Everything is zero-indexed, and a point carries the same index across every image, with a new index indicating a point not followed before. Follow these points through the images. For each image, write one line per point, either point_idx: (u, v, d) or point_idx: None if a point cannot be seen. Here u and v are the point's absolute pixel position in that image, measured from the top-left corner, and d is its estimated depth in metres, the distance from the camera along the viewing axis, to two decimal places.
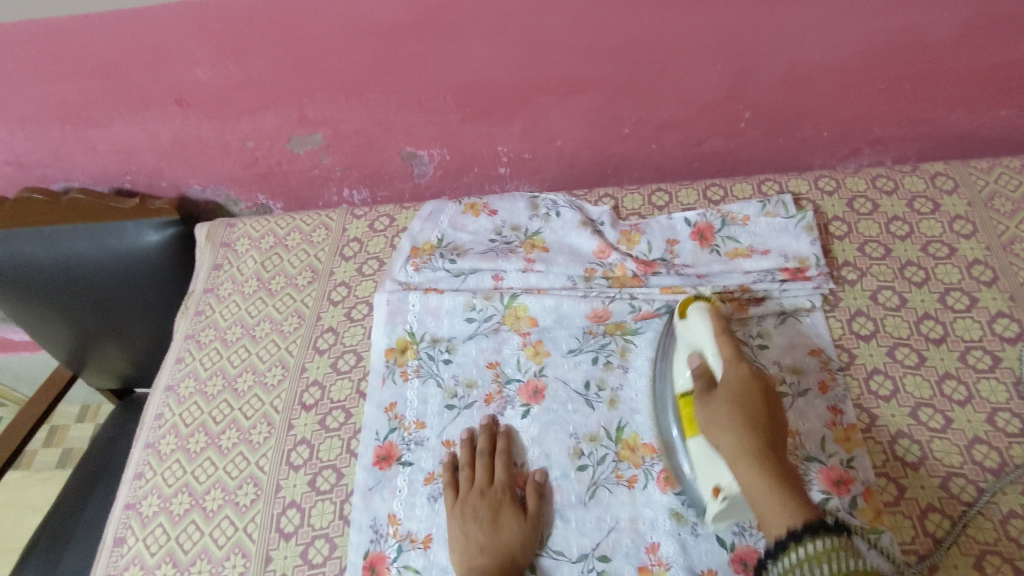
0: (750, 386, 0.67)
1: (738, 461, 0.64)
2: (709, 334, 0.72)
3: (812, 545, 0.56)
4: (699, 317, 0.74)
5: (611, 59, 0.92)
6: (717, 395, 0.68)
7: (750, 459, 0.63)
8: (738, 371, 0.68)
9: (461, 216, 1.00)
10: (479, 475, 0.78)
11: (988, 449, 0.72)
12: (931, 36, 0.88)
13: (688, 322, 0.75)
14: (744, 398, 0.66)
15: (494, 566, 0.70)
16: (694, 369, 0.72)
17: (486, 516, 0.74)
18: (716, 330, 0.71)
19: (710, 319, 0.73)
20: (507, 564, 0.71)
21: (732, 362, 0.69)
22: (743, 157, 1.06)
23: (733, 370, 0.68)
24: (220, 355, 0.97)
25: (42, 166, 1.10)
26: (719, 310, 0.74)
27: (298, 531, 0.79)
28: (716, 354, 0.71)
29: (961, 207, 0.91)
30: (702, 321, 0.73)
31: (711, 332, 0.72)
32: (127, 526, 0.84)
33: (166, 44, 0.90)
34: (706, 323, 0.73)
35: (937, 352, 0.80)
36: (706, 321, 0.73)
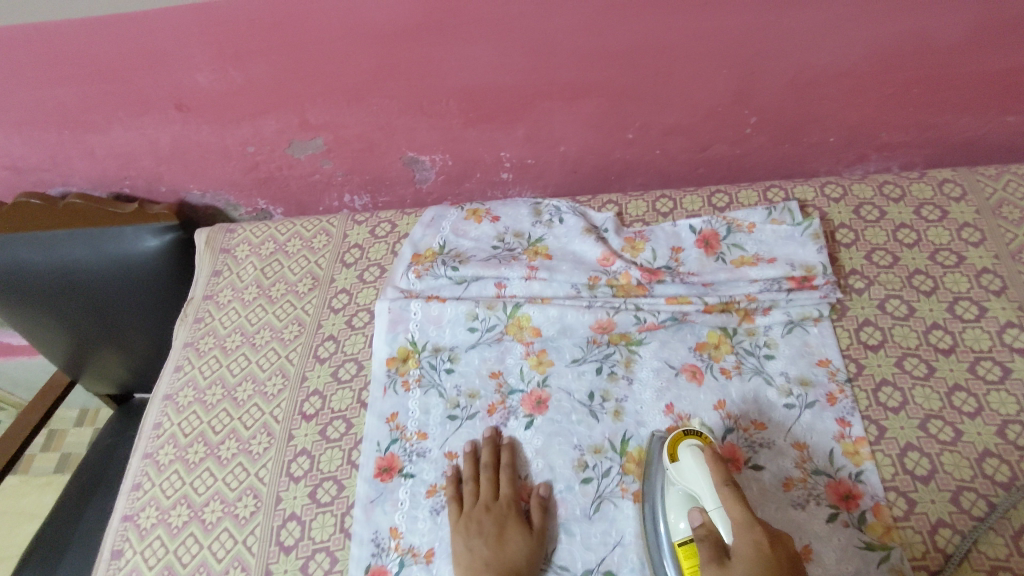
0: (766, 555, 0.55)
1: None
2: (709, 483, 0.64)
3: None
4: (693, 461, 0.67)
5: (616, 63, 0.91)
6: (732, 574, 0.55)
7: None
8: (747, 532, 0.57)
9: (463, 223, 0.99)
10: (484, 488, 0.77)
11: (999, 462, 0.71)
12: (941, 41, 0.87)
13: (682, 463, 0.68)
14: (757, 570, 0.54)
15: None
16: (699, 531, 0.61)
17: (490, 530, 0.73)
18: (715, 483, 0.62)
19: (707, 466, 0.65)
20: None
21: (743, 524, 0.57)
22: (748, 163, 1.05)
23: (745, 537, 0.56)
24: (219, 364, 0.96)
25: (39, 171, 1.09)
26: (718, 453, 0.66)
27: (298, 544, 0.78)
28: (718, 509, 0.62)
29: (969, 215, 0.90)
30: (698, 467, 0.66)
31: (710, 480, 0.64)
32: (125, 538, 0.83)
33: (165, 48, 0.89)
34: (704, 471, 0.65)
35: (947, 363, 0.79)
36: (702, 464, 0.66)
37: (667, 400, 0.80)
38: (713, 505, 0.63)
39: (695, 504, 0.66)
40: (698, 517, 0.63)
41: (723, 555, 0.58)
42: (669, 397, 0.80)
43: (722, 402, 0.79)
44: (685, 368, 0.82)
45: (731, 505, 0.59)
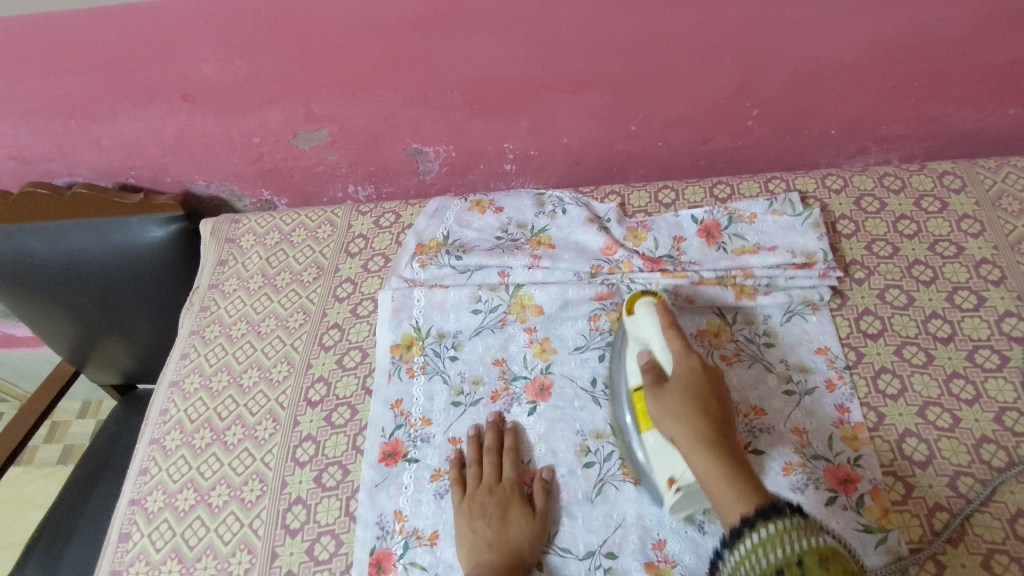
0: (697, 376, 0.67)
1: (682, 444, 0.63)
2: (658, 329, 0.73)
3: (766, 529, 0.53)
4: (646, 312, 0.75)
5: (618, 56, 0.91)
6: (669, 388, 0.67)
7: (697, 446, 0.62)
8: (682, 361, 0.68)
9: (467, 213, 1.00)
10: (487, 472, 0.78)
11: (996, 448, 0.72)
12: (941, 33, 0.88)
13: (636, 318, 0.76)
14: (687, 387, 0.66)
15: (503, 561, 0.70)
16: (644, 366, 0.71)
17: (495, 512, 0.74)
18: (663, 325, 0.72)
19: (659, 315, 0.74)
20: (515, 559, 0.70)
21: (678, 355, 0.69)
22: (750, 155, 1.06)
23: (682, 362, 0.68)
24: (225, 351, 0.97)
25: (46, 161, 1.10)
26: (666, 309, 0.75)
27: (303, 527, 0.79)
28: (664, 345, 0.71)
29: (969, 206, 0.91)
30: (650, 318, 0.74)
31: (659, 329, 0.73)
32: (132, 522, 0.84)
33: (172, 39, 0.90)
34: (657, 319, 0.73)
35: (946, 352, 0.80)
36: (654, 315, 0.74)
37: None
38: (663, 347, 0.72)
39: (644, 349, 0.74)
40: (644, 360, 0.72)
41: (663, 380, 0.69)
42: None
43: None
44: None
45: (672, 338, 0.71)
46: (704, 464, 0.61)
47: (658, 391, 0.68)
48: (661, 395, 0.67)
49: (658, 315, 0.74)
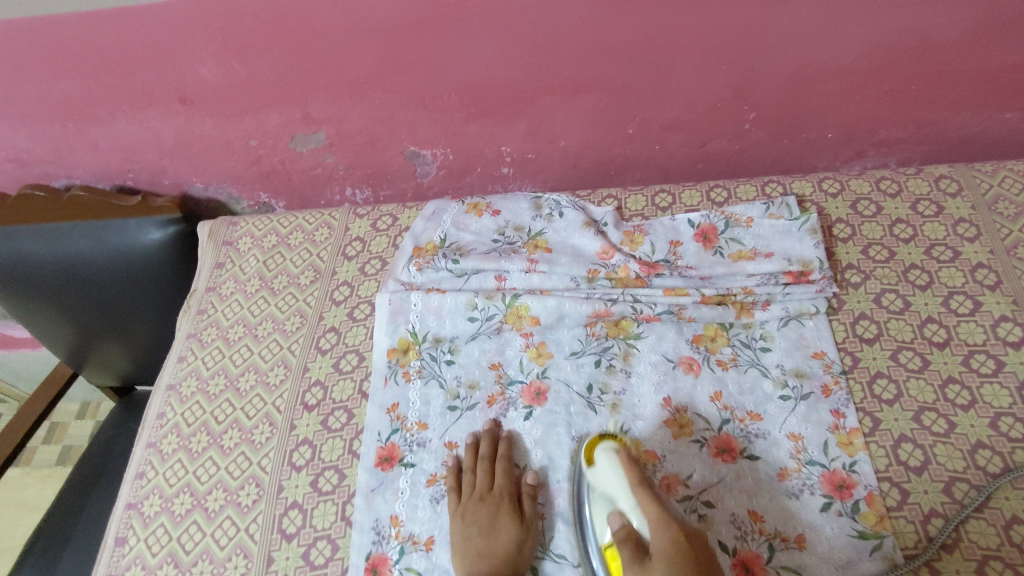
0: (679, 546, 0.63)
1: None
2: (625, 488, 0.72)
3: None
4: (610, 465, 0.74)
5: (616, 59, 0.91)
6: (648, 563, 0.64)
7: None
8: (659, 528, 0.65)
9: (464, 217, 1.00)
10: (481, 480, 0.77)
11: (991, 454, 0.72)
12: (938, 38, 0.88)
13: (600, 469, 0.74)
14: (669, 553, 0.62)
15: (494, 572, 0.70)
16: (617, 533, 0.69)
17: (486, 522, 0.74)
18: (632, 485, 0.71)
19: (625, 471, 0.73)
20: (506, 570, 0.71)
21: (655, 521, 0.66)
22: (747, 158, 1.06)
23: (658, 532, 0.65)
24: (222, 354, 0.97)
25: (43, 164, 1.10)
26: (629, 456, 0.74)
27: (300, 532, 0.79)
28: (637, 512, 0.70)
29: (966, 210, 0.91)
30: (616, 474, 0.73)
31: (626, 486, 0.72)
32: (129, 525, 0.84)
33: (169, 42, 0.90)
34: (625, 476, 0.72)
35: (941, 357, 0.80)
36: (619, 470, 0.73)
37: (665, 392, 0.81)
38: (630, 509, 0.71)
39: (613, 508, 0.72)
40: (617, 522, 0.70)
41: (641, 552, 0.66)
42: (667, 389, 0.81)
43: (718, 394, 0.80)
44: (682, 361, 0.83)
45: (647, 503, 0.68)
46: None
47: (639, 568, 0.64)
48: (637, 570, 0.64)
49: (623, 468, 0.73)
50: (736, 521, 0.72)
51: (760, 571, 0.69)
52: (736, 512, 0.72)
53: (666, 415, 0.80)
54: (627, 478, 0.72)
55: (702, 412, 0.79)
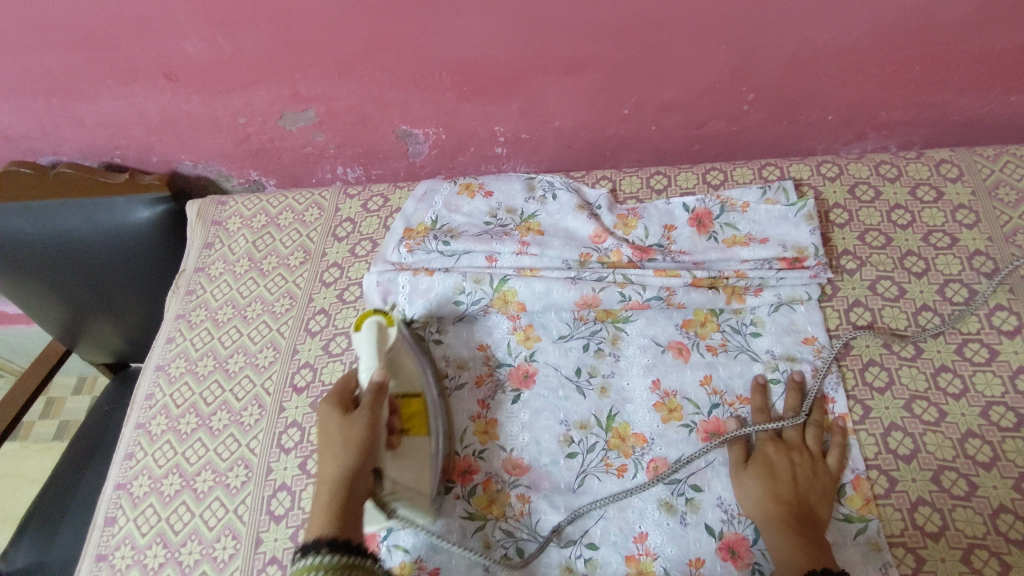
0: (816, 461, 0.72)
1: (423, 493, 0.72)
2: (373, 351, 0.74)
3: None
4: (366, 334, 0.76)
5: (611, 37, 0.89)
6: (756, 455, 0.74)
7: (434, 478, 0.74)
8: (420, 382, 0.78)
9: (456, 198, 0.98)
10: (333, 423, 0.67)
11: (981, 443, 0.72)
12: (943, 18, 0.85)
13: (360, 335, 0.76)
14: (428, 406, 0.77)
15: (341, 508, 0.61)
16: (374, 382, 0.70)
17: (331, 448, 0.65)
18: (383, 351, 0.75)
19: (379, 338, 0.75)
20: (351, 507, 0.62)
21: (411, 374, 0.78)
22: (745, 140, 1.04)
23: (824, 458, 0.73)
24: (211, 336, 0.96)
25: (30, 140, 1.08)
26: (388, 332, 0.77)
27: (288, 514, 0.79)
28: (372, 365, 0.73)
29: (965, 196, 0.89)
30: (369, 344, 0.75)
31: (374, 350, 0.74)
32: (118, 506, 0.84)
33: (152, 16, 0.88)
34: (382, 344, 0.75)
35: (935, 345, 0.79)
36: (371, 335, 0.75)
37: (654, 376, 0.81)
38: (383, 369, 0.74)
39: (364, 362, 0.73)
40: (377, 372, 0.71)
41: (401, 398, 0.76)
42: (656, 373, 0.81)
43: (708, 378, 0.80)
44: (671, 345, 0.83)
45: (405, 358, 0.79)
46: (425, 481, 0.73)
47: (350, 415, 0.68)
48: (363, 413, 0.68)
49: (375, 338, 0.75)
50: (723, 504, 0.72)
51: (745, 553, 0.70)
52: (723, 496, 0.73)
53: (656, 399, 0.79)
54: (381, 347, 0.75)
55: (691, 397, 0.79)
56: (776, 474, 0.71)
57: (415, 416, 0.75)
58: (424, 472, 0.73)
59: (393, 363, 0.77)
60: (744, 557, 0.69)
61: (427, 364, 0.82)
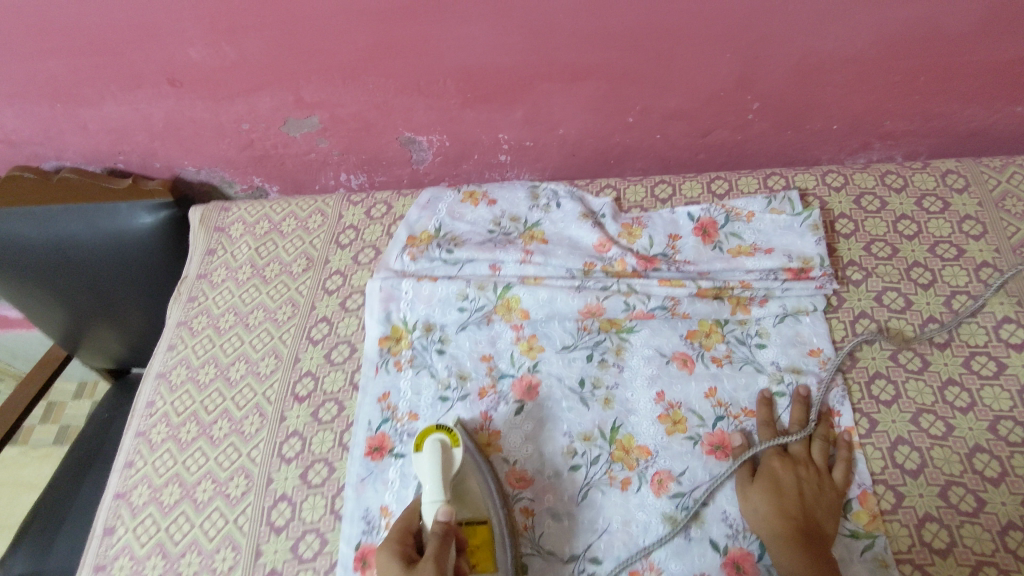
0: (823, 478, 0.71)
1: None
2: (439, 481, 0.70)
3: None
4: (428, 459, 0.71)
5: (616, 45, 0.89)
6: (761, 470, 0.73)
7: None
8: (484, 509, 0.74)
9: (459, 206, 0.98)
10: (396, 575, 0.61)
11: (989, 458, 0.71)
12: (950, 28, 0.85)
13: (421, 459, 0.72)
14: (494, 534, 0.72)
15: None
16: (438, 524, 0.65)
17: None
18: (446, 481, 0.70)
19: (442, 464, 0.71)
20: None
21: (476, 498, 0.74)
22: (750, 149, 1.03)
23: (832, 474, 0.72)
24: (212, 343, 0.96)
25: (33, 145, 1.08)
26: (451, 455, 0.72)
27: (289, 525, 0.78)
28: (437, 501, 0.68)
29: (972, 207, 0.89)
30: (434, 470, 0.70)
31: (438, 479, 0.70)
32: (117, 515, 0.84)
33: (157, 22, 0.88)
34: (445, 474, 0.71)
35: (941, 357, 0.79)
36: (434, 460, 0.71)
37: (658, 388, 0.80)
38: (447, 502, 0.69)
39: (428, 497, 0.69)
40: (440, 511, 0.66)
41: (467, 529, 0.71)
42: (660, 385, 0.80)
43: (712, 390, 0.79)
44: (676, 356, 0.82)
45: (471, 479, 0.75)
46: None
47: (413, 567, 0.61)
48: (427, 564, 0.61)
49: (437, 462, 0.71)
50: (728, 519, 0.72)
51: (750, 569, 0.69)
52: (728, 510, 0.72)
53: (660, 411, 0.79)
54: (444, 472, 0.71)
55: (696, 409, 0.78)
56: (781, 489, 0.70)
57: (482, 548, 0.71)
58: None
59: (458, 492, 0.74)
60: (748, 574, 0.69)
61: (492, 483, 0.75)
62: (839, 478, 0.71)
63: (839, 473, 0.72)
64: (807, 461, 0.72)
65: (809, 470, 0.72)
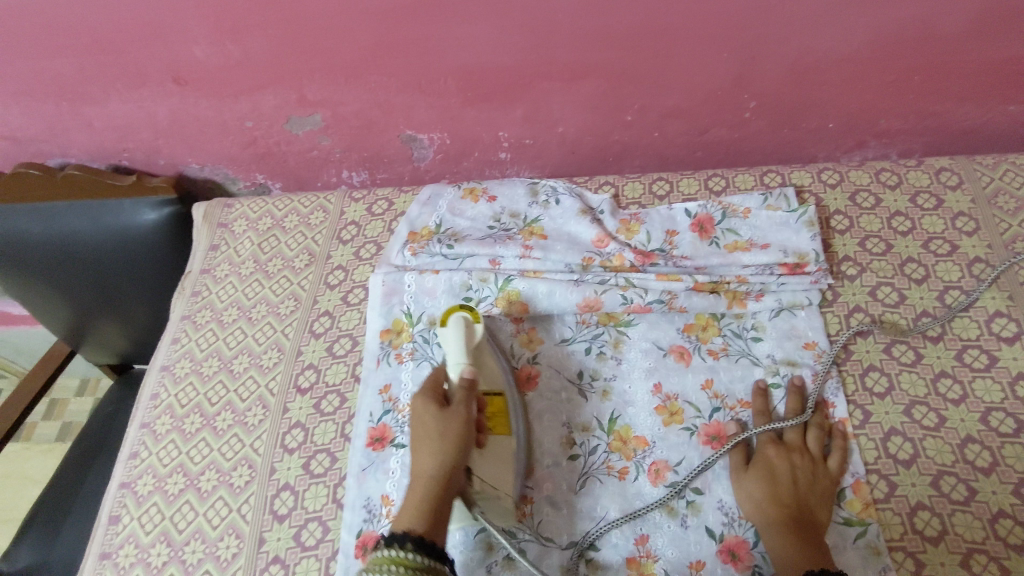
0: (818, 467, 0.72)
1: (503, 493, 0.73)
2: (462, 347, 0.72)
3: None
4: (455, 325, 0.73)
5: (614, 44, 0.90)
6: (756, 458, 0.74)
7: (516, 477, 0.75)
8: (501, 379, 0.78)
9: (460, 202, 0.99)
10: (427, 415, 0.68)
11: (980, 448, 0.72)
12: (943, 28, 0.86)
13: (444, 330, 0.74)
14: (509, 404, 0.77)
15: (434, 507, 0.63)
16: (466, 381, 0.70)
17: (425, 444, 0.67)
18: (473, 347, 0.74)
19: (467, 333, 0.73)
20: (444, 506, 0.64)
21: (494, 371, 0.78)
22: (747, 147, 1.05)
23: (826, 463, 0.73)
24: (216, 336, 0.97)
25: (39, 142, 1.09)
26: (477, 326, 0.75)
27: (291, 513, 0.79)
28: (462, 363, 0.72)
29: (964, 203, 0.90)
30: (459, 337, 0.72)
31: (464, 344, 0.72)
32: (122, 504, 0.85)
33: (162, 21, 0.89)
34: (469, 341, 0.73)
35: (934, 350, 0.80)
36: (459, 330, 0.73)
37: (656, 379, 0.82)
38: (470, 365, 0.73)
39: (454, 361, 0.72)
40: (467, 371, 0.71)
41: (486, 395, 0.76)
42: (657, 377, 0.82)
43: (709, 382, 0.80)
44: (673, 349, 0.84)
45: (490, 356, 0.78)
46: (507, 481, 0.74)
47: (446, 411, 0.68)
48: (457, 412, 0.68)
49: (462, 330, 0.73)
50: (724, 508, 0.73)
51: (745, 556, 0.70)
52: (724, 499, 0.73)
53: (657, 402, 0.80)
54: (471, 339, 0.74)
55: (692, 401, 0.79)
56: (776, 477, 0.71)
57: (498, 415, 0.76)
58: (507, 471, 0.74)
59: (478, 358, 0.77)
60: (743, 560, 0.70)
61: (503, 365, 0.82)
62: (832, 467, 0.72)
63: (833, 463, 0.73)
64: (802, 449, 0.74)
65: (805, 458, 0.73)
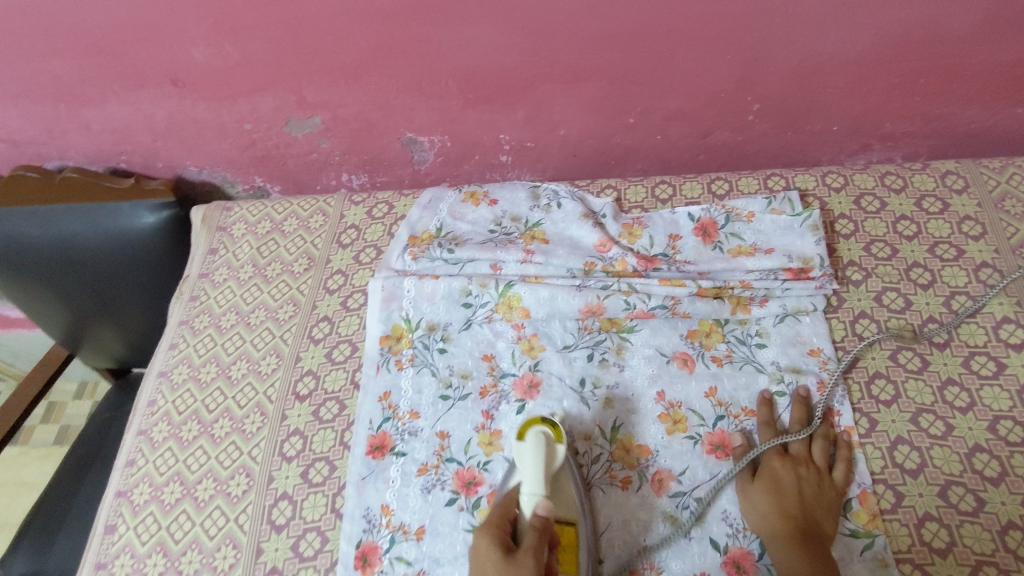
0: (823, 478, 0.71)
1: None
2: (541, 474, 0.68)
3: None
4: (534, 446, 0.70)
5: (617, 46, 0.89)
6: (761, 470, 0.73)
7: None
8: (575, 512, 0.71)
9: (460, 206, 0.98)
10: (492, 561, 0.60)
11: (988, 458, 0.71)
12: (949, 31, 0.85)
13: (523, 447, 0.71)
14: (580, 540, 0.69)
15: None
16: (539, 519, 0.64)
17: None
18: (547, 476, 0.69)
19: (548, 456, 0.70)
20: None
21: (569, 501, 0.72)
22: (750, 150, 1.04)
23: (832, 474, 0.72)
24: (214, 342, 0.96)
25: (36, 144, 1.08)
26: (557, 451, 0.71)
27: (290, 523, 0.78)
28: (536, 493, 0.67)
29: (971, 208, 0.89)
30: (537, 458, 0.69)
31: (541, 470, 0.68)
32: (118, 513, 0.84)
33: (160, 22, 0.88)
34: (547, 466, 0.70)
35: (941, 357, 0.79)
36: (539, 453, 0.69)
37: (659, 387, 0.81)
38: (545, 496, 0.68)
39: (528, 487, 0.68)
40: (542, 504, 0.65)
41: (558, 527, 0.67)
42: (661, 384, 0.81)
43: (713, 389, 0.79)
44: (677, 355, 0.82)
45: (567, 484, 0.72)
46: None
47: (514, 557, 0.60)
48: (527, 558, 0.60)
49: (542, 453, 0.70)
50: (728, 518, 0.72)
51: (750, 568, 0.69)
52: (728, 510, 0.72)
53: (661, 410, 0.79)
54: (546, 465, 0.69)
55: (696, 408, 0.79)
56: (781, 488, 0.70)
57: (568, 551, 0.68)
58: None
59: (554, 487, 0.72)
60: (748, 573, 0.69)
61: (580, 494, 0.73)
62: (838, 477, 0.71)
63: (840, 475, 0.72)
64: (808, 460, 0.73)
65: (811, 470, 0.72)
